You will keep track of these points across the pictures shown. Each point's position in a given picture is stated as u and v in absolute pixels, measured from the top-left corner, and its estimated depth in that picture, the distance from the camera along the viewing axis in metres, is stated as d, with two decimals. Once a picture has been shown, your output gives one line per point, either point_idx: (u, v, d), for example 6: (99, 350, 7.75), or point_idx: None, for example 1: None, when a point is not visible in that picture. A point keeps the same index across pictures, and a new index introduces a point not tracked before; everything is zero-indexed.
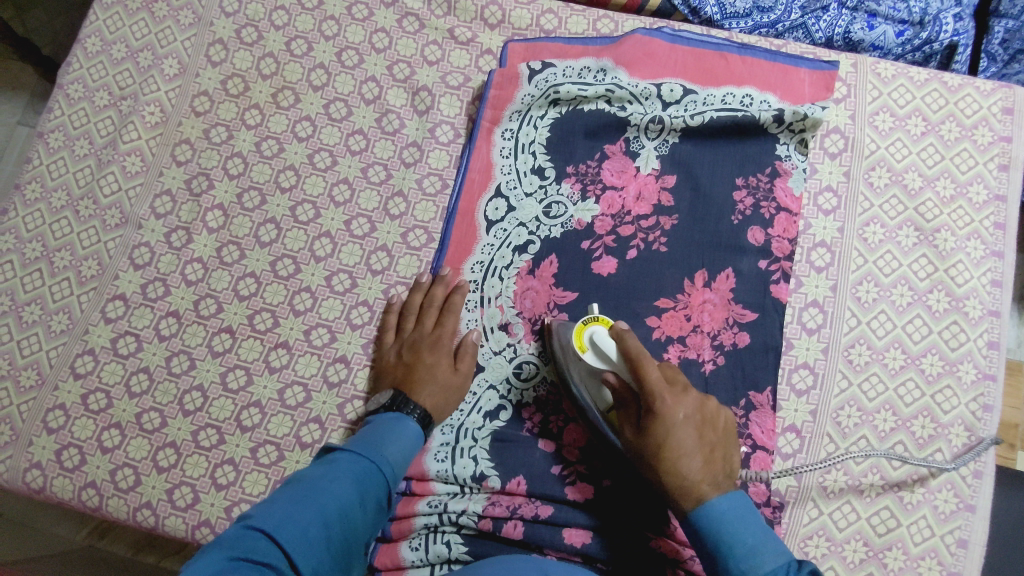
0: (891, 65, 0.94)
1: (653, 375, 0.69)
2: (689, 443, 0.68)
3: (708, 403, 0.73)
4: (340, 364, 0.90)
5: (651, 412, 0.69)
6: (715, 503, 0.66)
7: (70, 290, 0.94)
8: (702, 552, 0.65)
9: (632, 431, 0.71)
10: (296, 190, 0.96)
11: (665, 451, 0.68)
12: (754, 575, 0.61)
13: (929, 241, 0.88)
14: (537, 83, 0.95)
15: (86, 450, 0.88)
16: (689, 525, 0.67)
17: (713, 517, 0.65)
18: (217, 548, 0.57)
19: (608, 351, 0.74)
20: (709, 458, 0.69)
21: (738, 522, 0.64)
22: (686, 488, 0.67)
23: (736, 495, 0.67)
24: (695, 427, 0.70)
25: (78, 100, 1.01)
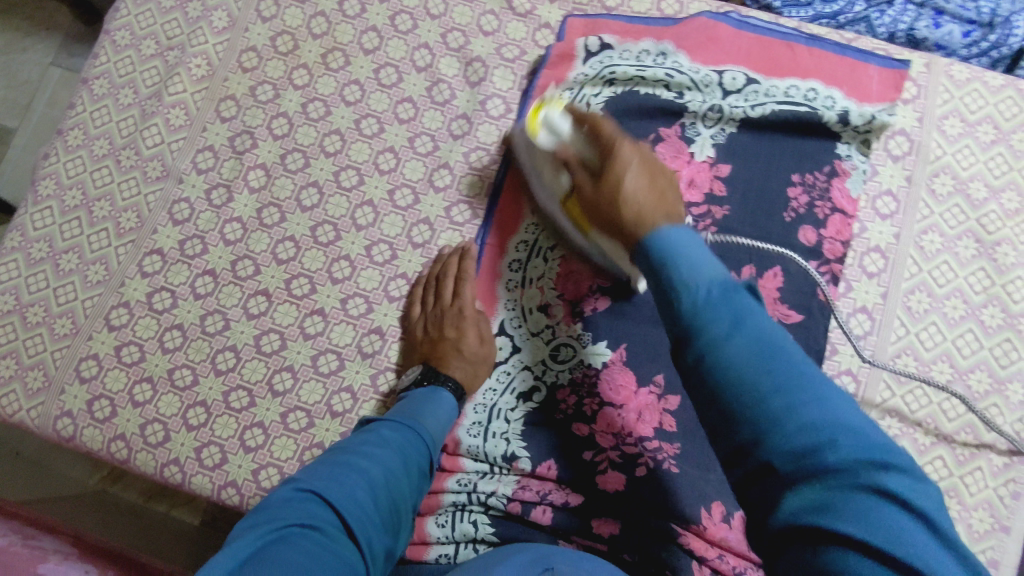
0: (965, 68, 0.91)
1: (610, 128, 0.71)
2: (631, 182, 0.65)
3: (653, 157, 0.69)
4: (375, 336, 0.89)
5: (609, 164, 0.68)
6: (693, 284, 0.51)
7: (108, 241, 0.93)
8: (648, 274, 0.56)
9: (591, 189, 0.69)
10: (340, 155, 0.94)
11: (613, 200, 0.65)
12: (690, 295, 0.50)
13: (988, 254, 0.85)
14: (592, 63, 0.92)
15: (117, 403, 0.88)
16: (660, 293, 0.53)
17: (667, 240, 0.55)
18: (268, 513, 0.60)
19: (563, 127, 0.75)
20: (663, 202, 0.63)
21: (685, 245, 0.54)
22: (637, 212, 0.62)
23: (685, 229, 0.56)
24: (643, 172, 0.66)
25: (125, 48, 0.99)
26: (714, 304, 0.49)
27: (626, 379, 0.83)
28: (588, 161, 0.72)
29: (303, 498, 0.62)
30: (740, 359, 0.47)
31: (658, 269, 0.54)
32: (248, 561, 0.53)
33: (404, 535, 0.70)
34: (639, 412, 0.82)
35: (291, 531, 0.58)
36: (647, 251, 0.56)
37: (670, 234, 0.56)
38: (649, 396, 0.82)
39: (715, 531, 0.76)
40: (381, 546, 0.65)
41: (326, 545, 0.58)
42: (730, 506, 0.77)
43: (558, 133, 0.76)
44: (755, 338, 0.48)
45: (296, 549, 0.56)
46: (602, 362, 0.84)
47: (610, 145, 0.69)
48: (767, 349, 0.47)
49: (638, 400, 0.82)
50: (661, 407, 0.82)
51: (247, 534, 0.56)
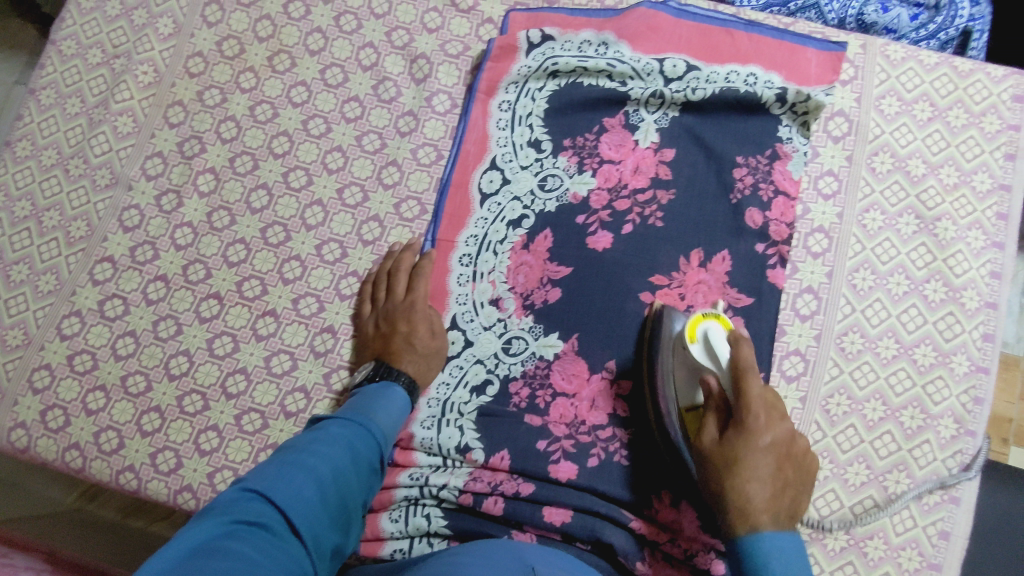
0: (901, 47, 0.92)
1: (756, 392, 0.67)
2: (761, 496, 0.63)
3: (798, 442, 0.68)
4: (327, 334, 0.89)
5: (740, 427, 0.66)
6: (768, 534, 0.61)
7: (59, 250, 0.93)
8: (736, 563, 0.63)
9: (715, 435, 0.68)
10: (289, 156, 0.95)
11: (735, 468, 0.65)
12: (750, 537, 0.62)
13: (929, 229, 0.86)
14: (534, 55, 0.93)
15: (70, 412, 0.88)
16: (732, 544, 0.63)
17: (750, 544, 0.61)
18: (212, 512, 0.59)
19: (722, 355, 0.72)
20: (776, 505, 0.63)
21: (783, 564, 0.60)
22: (740, 507, 0.63)
23: (789, 535, 0.62)
24: (772, 482, 0.64)
25: (71, 58, 0.99)
26: (761, 544, 0.61)
27: (579, 367, 0.84)
28: (726, 397, 0.70)
29: (249, 497, 0.61)
30: (789, 573, 0.59)
31: (740, 558, 0.62)
32: (191, 560, 0.52)
33: (355, 532, 0.70)
34: (591, 400, 0.82)
35: (236, 530, 0.57)
36: (738, 550, 0.62)
37: (766, 537, 0.61)
38: (602, 383, 0.83)
39: (665, 514, 0.77)
40: (329, 542, 0.65)
41: (272, 542, 0.58)
42: (683, 486, 0.78)
43: (716, 360, 0.73)
44: (796, 573, 0.59)
45: (241, 546, 0.55)
46: (554, 353, 0.85)
47: (748, 414, 0.66)
48: (787, 556, 0.60)
49: (591, 388, 0.83)
50: (614, 394, 0.82)
51: (190, 534, 0.56)
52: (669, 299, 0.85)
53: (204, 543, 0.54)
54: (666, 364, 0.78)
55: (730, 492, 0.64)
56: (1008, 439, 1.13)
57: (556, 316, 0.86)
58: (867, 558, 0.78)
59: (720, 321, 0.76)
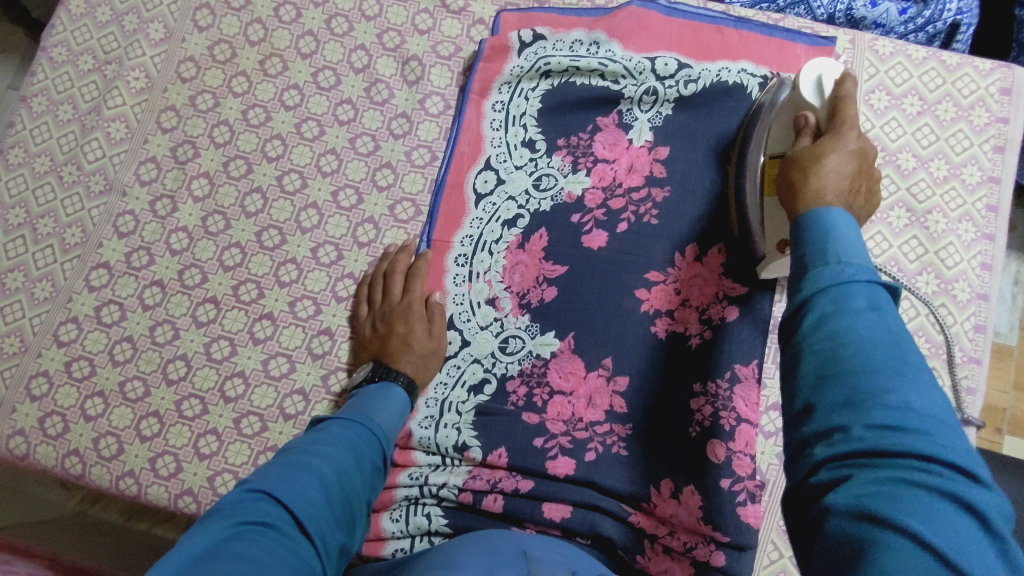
0: (889, 42, 0.93)
1: (854, 112, 0.62)
2: (835, 163, 0.57)
3: (875, 165, 0.60)
4: (324, 336, 0.89)
5: (835, 131, 0.60)
6: (830, 216, 0.51)
7: (54, 257, 0.93)
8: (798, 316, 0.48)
9: (807, 141, 0.63)
10: (283, 159, 0.95)
11: (804, 157, 0.59)
12: (835, 268, 0.47)
13: (920, 222, 0.87)
14: (526, 55, 0.94)
15: (69, 419, 0.88)
16: (793, 236, 0.53)
17: (828, 280, 0.47)
18: (219, 515, 0.59)
19: (827, 88, 0.68)
20: (852, 196, 0.56)
21: (860, 304, 0.45)
22: (814, 173, 0.56)
23: (854, 217, 0.52)
24: (854, 157, 0.58)
25: (62, 64, 0.99)
26: (843, 307, 0.45)
27: (575, 365, 0.84)
28: (821, 123, 0.65)
29: (255, 498, 0.61)
30: (864, 330, 0.44)
31: (802, 304, 0.48)
32: (201, 561, 0.52)
33: (361, 531, 0.70)
34: (589, 397, 0.83)
35: (243, 530, 0.57)
36: (805, 273, 0.49)
37: (843, 279, 0.47)
38: (598, 380, 0.83)
39: (664, 509, 0.77)
40: (337, 541, 0.65)
41: (280, 542, 0.58)
42: (680, 480, 0.78)
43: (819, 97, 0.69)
44: (892, 376, 0.42)
45: (251, 546, 0.55)
46: (550, 351, 0.85)
47: (843, 127, 0.61)
48: (914, 414, 0.40)
49: (588, 385, 0.83)
50: (610, 390, 0.83)
51: (199, 536, 0.56)
52: (665, 295, 0.85)
53: (213, 546, 0.54)
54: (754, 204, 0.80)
55: (812, 151, 0.58)
56: (1003, 428, 1.14)
57: (552, 315, 0.86)
58: None
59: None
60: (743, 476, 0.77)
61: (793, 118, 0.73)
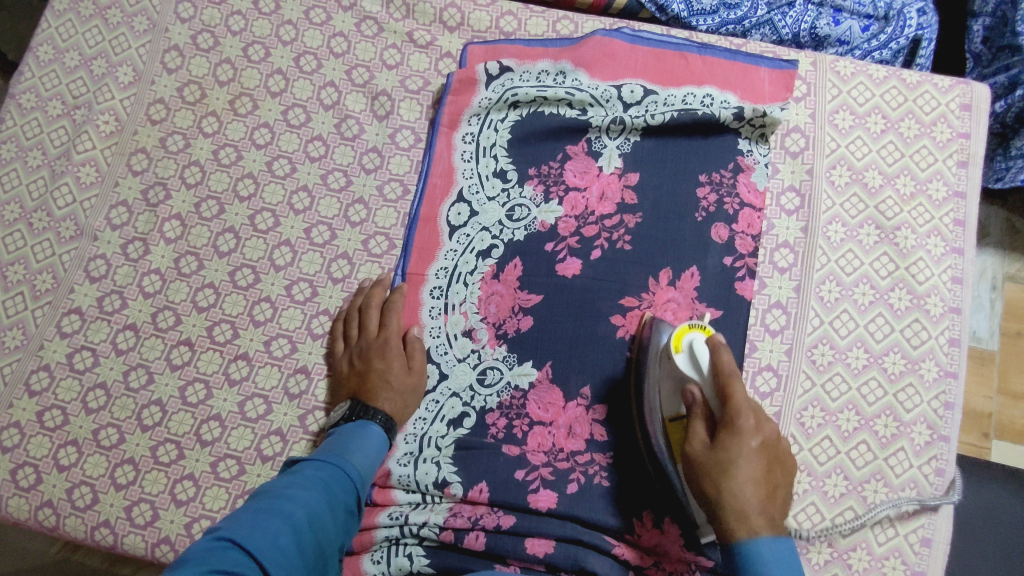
0: (850, 62, 0.94)
1: (742, 397, 0.65)
2: (746, 475, 0.63)
3: (779, 443, 0.67)
4: (301, 375, 0.88)
5: (730, 428, 0.64)
6: (767, 542, 0.60)
7: (24, 305, 0.92)
8: (733, 569, 0.62)
9: (702, 440, 0.66)
10: (255, 198, 0.95)
11: (722, 472, 0.63)
12: (758, 570, 0.60)
13: (890, 239, 0.88)
14: (494, 87, 0.94)
15: (42, 469, 0.86)
16: (727, 556, 0.62)
17: (750, 549, 0.60)
18: (186, 563, 0.57)
19: (702, 362, 0.68)
20: (772, 501, 0.63)
21: (780, 567, 0.59)
22: (739, 513, 0.62)
23: (780, 539, 0.61)
24: (760, 462, 0.64)
25: (31, 111, 0.99)
26: None
27: (554, 396, 0.84)
28: (711, 405, 0.67)
29: (225, 546, 0.60)
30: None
31: (738, 569, 0.61)
32: None
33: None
34: (569, 427, 0.82)
35: None
36: (736, 560, 0.61)
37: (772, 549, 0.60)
38: (577, 409, 0.83)
39: (649, 539, 0.77)
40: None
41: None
42: (663, 509, 0.78)
43: (699, 368, 0.68)
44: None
45: None
46: (528, 382, 0.85)
47: (735, 416, 0.64)
48: (780, 570, 0.59)
49: (567, 416, 0.83)
50: (590, 419, 0.82)
51: None
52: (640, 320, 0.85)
53: None
54: (652, 370, 0.77)
55: (718, 464, 0.63)
56: (989, 434, 1.15)
57: (528, 345, 0.86)
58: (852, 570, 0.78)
59: (703, 329, 0.71)
60: None
61: (679, 386, 0.71)
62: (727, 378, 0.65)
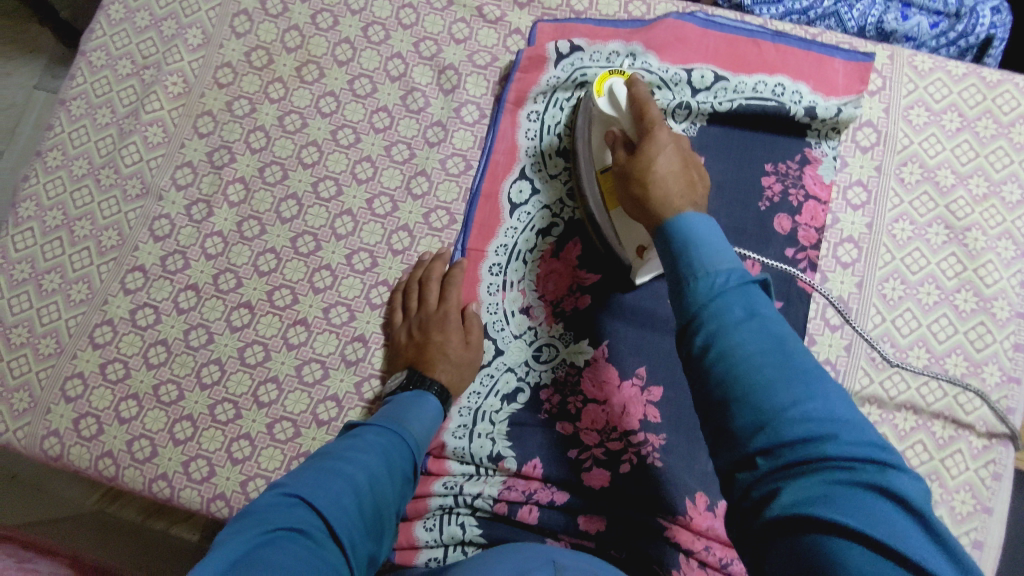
0: (928, 58, 0.92)
1: (657, 114, 0.70)
2: (666, 165, 0.66)
3: (692, 156, 0.70)
4: (358, 343, 0.89)
5: (649, 136, 0.69)
6: (691, 219, 0.59)
7: (90, 260, 0.94)
8: (666, 255, 0.59)
9: (624, 155, 0.71)
10: (318, 166, 0.95)
11: (646, 176, 0.66)
12: (706, 280, 0.54)
13: (959, 239, 0.87)
14: (564, 66, 0.94)
15: (103, 420, 0.88)
16: (661, 238, 0.61)
17: (677, 224, 0.59)
18: (253, 518, 0.59)
19: (621, 99, 0.74)
20: (691, 189, 0.66)
21: (707, 231, 0.58)
22: (661, 203, 0.63)
23: (706, 217, 0.59)
24: (679, 156, 0.68)
25: (101, 68, 1.00)
26: (720, 294, 0.53)
27: (610, 376, 0.84)
28: (629, 131, 0.73)
29: (290, 503, 0.61)
30: (748, 335, 0.50)
31: (675, 258, 0.57)
32: (237, 567, 0.53)
33: (386, 540, 0.70)
34: (623, 408, 0.82)
35: (277, 536, 0.57)
36: (666, 233, 0.60)
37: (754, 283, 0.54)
38: (632, 390, 0.83)
39: (700, 521, 0.77)
40: (363, 551, 0.65)
41: (311, 551, 0.58)
42: (714, 496, 0.78)
43: (618, 105, 0.74)
44: (827, 411, 0.46)
45: (282, 555, 0.55)
46: (583, 360, 0.85)
47: (653, 126, 0.69)
48: (709, 238, 0.57)
49: (622, 396, 0.83)
50: (644, 401, 0.83)
51: (234, 539, 0.56)
52: None
53: (245, 551, 0.55)
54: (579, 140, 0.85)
55: (641, 169, 0.67)
56: None
57: (584, 324, 0.86)
58: None
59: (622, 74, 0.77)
60: None
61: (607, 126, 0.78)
62: (648, 109, 0.70)
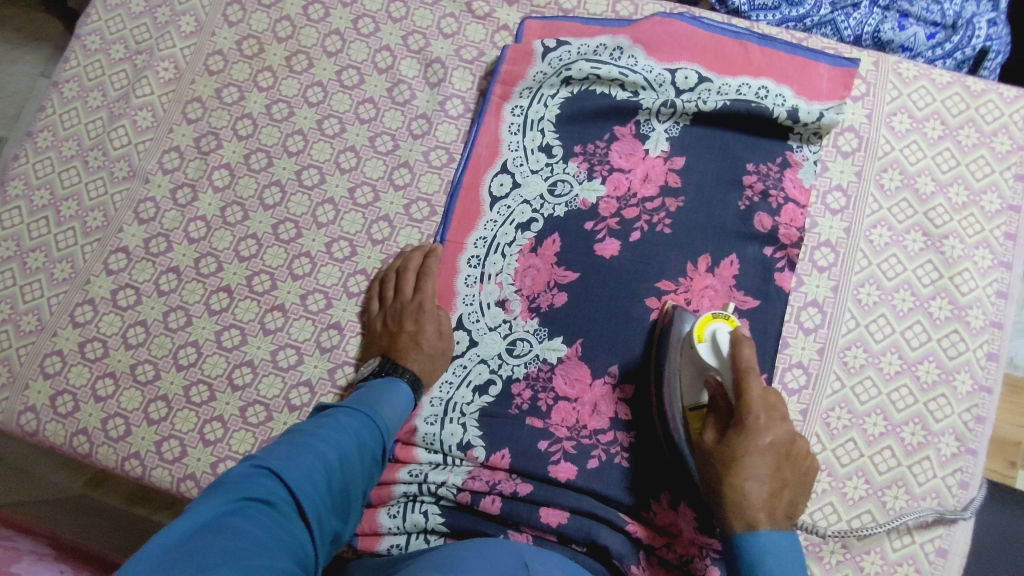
0: (913, 65, 0.93)
1: (757, 392, 0.66)
2: (760, 473, 0.63)
3: (798, 442, 0.67)
4: (333, 331, 0.90)
5: (739, 425, 0.65)
6: (765, 533, 0.61)
7: (75, 239, 0.95)
8: (733, 563, 0.63)
9: (714, 439, 0.68)
10: (303, 154, 0.96)
11: (732, 467, 0.64)
12: (764, 573, 0.60)
13: (936, 247, 0.86)
14: (550, 60, 0.94)
15: (80, 398, 0.89)
16: (726, 545, 0.63)
17: (747, 539, 0.62)
18: (222, 487, 0.59)
19: (725, 355, 0.71)
20: (777, 500, 0.63)
21: (781, 563, 0.60)
22: (738, 501, 0.63)
23: (785, 532, 0.62)
24: (771, 483, 0.63)
25: (95, 52, 1.02)
26: None
27: (582, 372, 0.84)
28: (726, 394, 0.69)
29: (260, 474, 0.62)
30: None
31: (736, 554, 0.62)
32: (202, 533, 0.53)
33: (353, 520, 0.71)
34: (594, 405, 0.83)
35: (245, 507, 0.58)
36: (732, 546, 0.63)
37: (760, 534, 0.61)
38: (603, 388, 0.83)
39: (663, 517, 0.77)
40: (331, 527, 0.66)
41: (280, 525, 0.59)
42: (682, 489, 0.78)
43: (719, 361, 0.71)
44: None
45: (249, 525, 0.56)
46: (557, 357, 0.85)
47: (744, 418, 0.65)
48: (783, 553, 0.61)
49: (593, 393, 0.83)
50: (615, 398, 0.83)
51: (202, 505, 0.57)
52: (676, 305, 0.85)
53: (210, 519, 0.55)
54: (672, 363, 0.78)
55: (724, 456, 0.65)
56: None
57: (559, 320, 0.86)
58: (864, 573, 0.78)
59: (728, 321, 0.74)
60: None
61: (701, 375, 0.73)
62: (742, 374, 0.67)
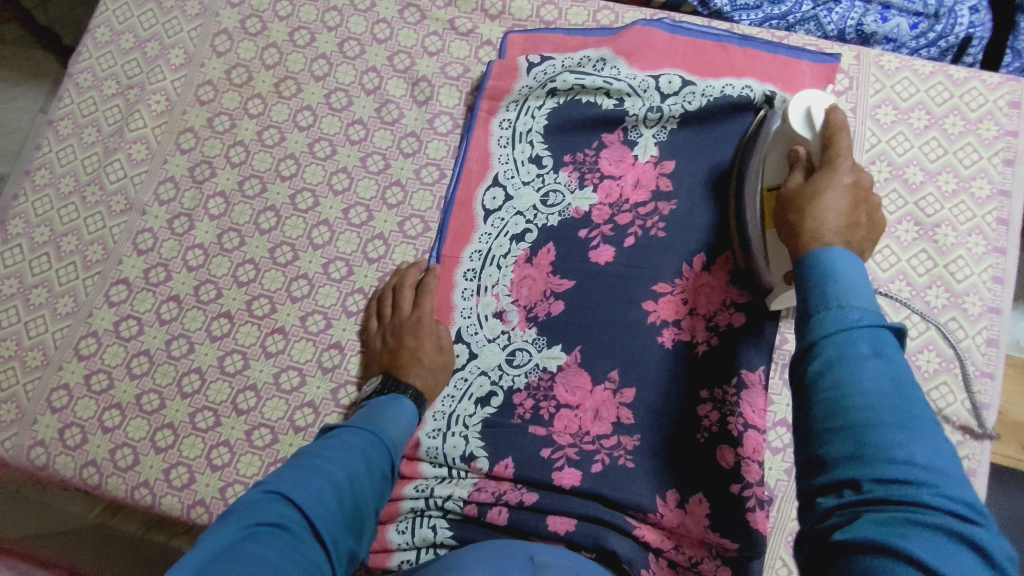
0: (894, 57, 0.94)
1: (846, 153, 0.61)
2: (833, 203, 0.57)
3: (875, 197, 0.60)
4: (334, 350, 0.91)
5: (828, 169, 0.60)
6: (835, 251, 0.53)
7: (76, 274, 0.97)
8: (799, 284, 0.53)
9: (799, 184, 0.62)
10: (296, 178, 0.97)
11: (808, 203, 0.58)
12: (841, 314, 0.48)
13: (929, 236, 0.87)
14: (535, 74, 0.96)
15: (87, 430, 0.90)
16: (799, 270, 0.54)
17: (822, 263, 0.52)
18: (233, 516, 0.60)
19: (817, 122, 0.68)
20: (851, 232, 0.56)
21: (849, 271, 0.51)
22: (815, 228, 0.56)
23: (855, 257, 0.53)
24: (848, 193, 0.58)
25: (88, 89, 1.04)
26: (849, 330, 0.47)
27: (582, 379, 0.84)
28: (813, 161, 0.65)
29: (271, 499, 0.62)
30: (869, 374, 0.45)
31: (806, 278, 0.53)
32: (218, 560, 0.53)
33: (367, 538, 0.71)
34: (595, 411, 0.83)
35: (258, 532, 0.58)
36: (804, 267, 0.54)
37: (836, 252, 0.53)
38: (604, 393, 0.83)
39: (671, 519, 0.77)
40: (346, 547, 0.66)
41: (293, 546, 0.59)
42: (686, 491, 0.78)
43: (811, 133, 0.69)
44: (875, 351, 0.46)
45: (264, 549, 0.56)
46: (557, 365, 0.85)
47: (835, 161, 0.61)
48: (857, 280, 0.50)
49: (595, 399, 0.83)
50: (617, 402, 0.83)
51: (215, 536, 0.57)
52: (672, 305, 0.85)
53: (223, 547, 0.55)
54: (757, 157, 0.80)
55: (806, 193, 0.59)
56: None
57: (558, 329, 0.87)
58: None
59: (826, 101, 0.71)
60: (752, 482, 0.76)
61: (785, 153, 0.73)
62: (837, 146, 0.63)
